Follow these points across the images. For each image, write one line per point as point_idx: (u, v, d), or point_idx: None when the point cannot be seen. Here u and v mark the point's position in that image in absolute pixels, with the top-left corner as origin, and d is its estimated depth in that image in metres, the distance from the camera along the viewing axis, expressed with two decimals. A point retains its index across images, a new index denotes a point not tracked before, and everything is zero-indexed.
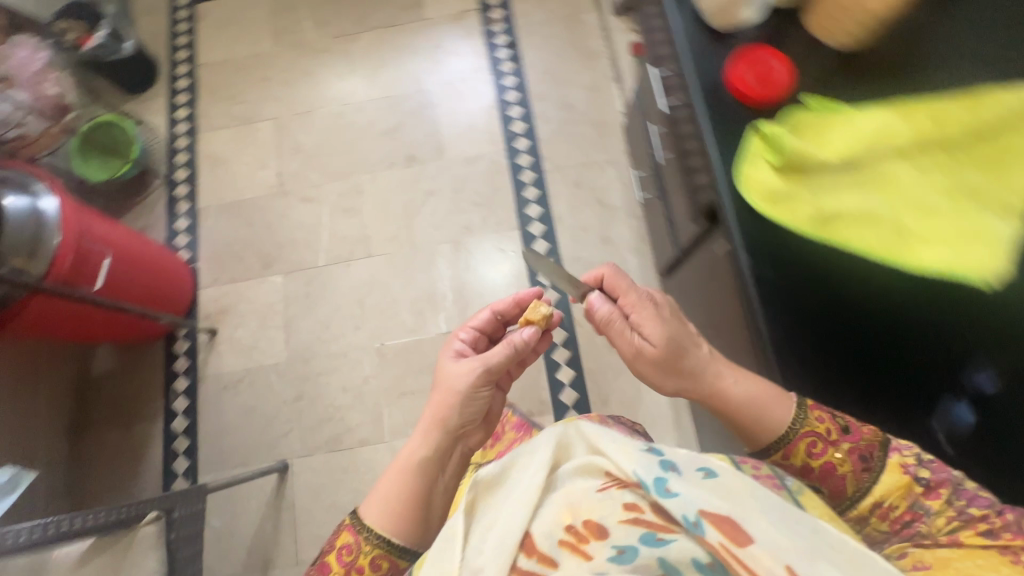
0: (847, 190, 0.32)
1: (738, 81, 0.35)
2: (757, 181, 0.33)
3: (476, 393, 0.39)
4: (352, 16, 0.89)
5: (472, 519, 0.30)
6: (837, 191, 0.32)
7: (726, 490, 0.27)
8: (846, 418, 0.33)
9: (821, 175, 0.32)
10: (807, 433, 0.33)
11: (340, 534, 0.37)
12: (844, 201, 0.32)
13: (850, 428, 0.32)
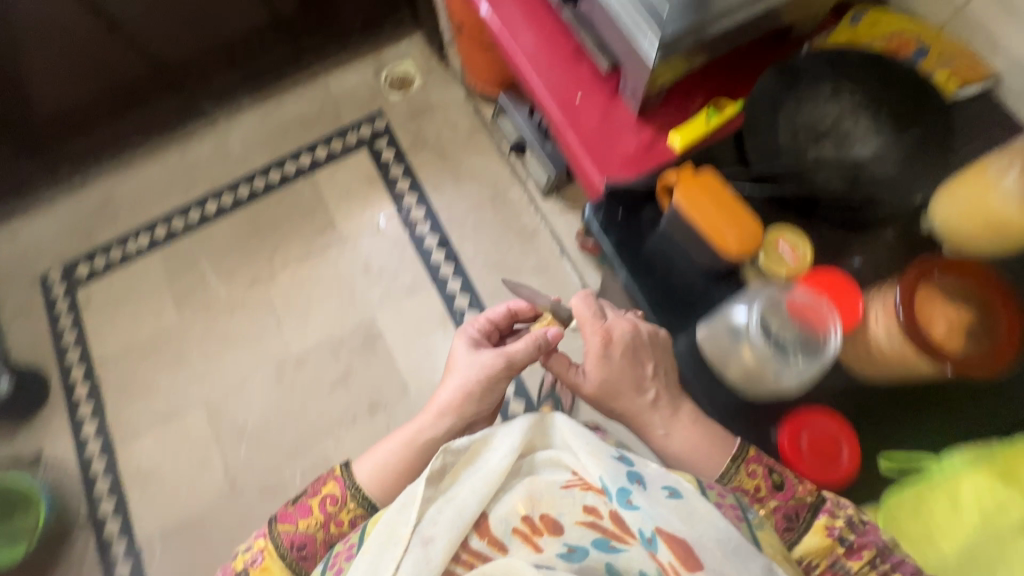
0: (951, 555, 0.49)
1: (789, 443, 0.53)
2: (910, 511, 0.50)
3: (490, 385, 0.56)
4: (245, 280, 1.04)
5: (451, 480, 0.44)
6: (945, 555, 0.49)
7: (686, 510, 0.42)
8: (783, 478, 0.51)
9: (938, 542, 0.49)
10: (739, 487, 0.51)
11: (327, 483, 0.54)
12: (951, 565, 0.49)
13: (784, 487, 0.50)
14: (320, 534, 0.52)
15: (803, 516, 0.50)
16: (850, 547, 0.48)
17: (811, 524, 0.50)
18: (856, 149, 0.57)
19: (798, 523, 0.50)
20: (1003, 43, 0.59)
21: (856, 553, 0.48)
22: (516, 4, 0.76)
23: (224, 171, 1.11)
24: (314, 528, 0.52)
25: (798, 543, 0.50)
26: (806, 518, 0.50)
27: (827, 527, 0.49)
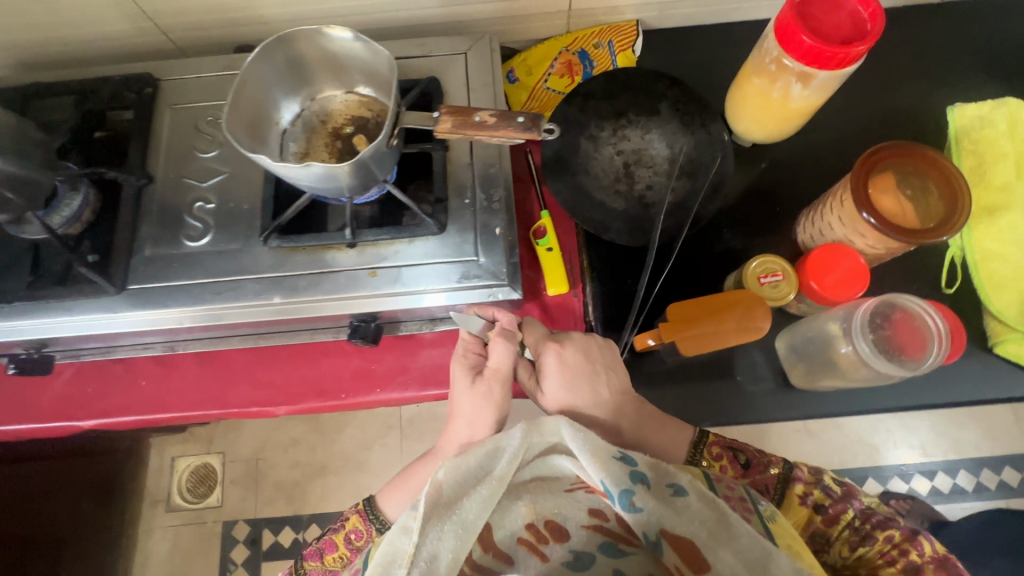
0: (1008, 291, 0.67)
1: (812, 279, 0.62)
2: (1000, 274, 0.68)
3: (489, 405, 0.59)
4: (348, 477, 1.50)
5: (453, 507, 0.49)
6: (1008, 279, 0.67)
7: (686, 508, 0.48)
8: (744, 454, 0.61)
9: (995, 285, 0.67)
10: (706, 466, 0.61)
11: (352, 518, 0.67)
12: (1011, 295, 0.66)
13: (748, 461, 0.61)
14: (342, 537, 0.66)
15: (745, 477, 0.60)
16: (822, 509, 0.57)
17: (781, 497, 0.59)
18: (653, 148, 0.77)
19: (761, 491, 0.60)
20: (632, 4, 0.79)
21: (830, 515, 0.57)
22: (291, 363, 0.77)
23: (286, 472, 1.52)
24: (338, 562, 0.66)
25: (761, 503, 0.59)
26: (775, 492, 0.59)
27: (799, 496, 0.58)
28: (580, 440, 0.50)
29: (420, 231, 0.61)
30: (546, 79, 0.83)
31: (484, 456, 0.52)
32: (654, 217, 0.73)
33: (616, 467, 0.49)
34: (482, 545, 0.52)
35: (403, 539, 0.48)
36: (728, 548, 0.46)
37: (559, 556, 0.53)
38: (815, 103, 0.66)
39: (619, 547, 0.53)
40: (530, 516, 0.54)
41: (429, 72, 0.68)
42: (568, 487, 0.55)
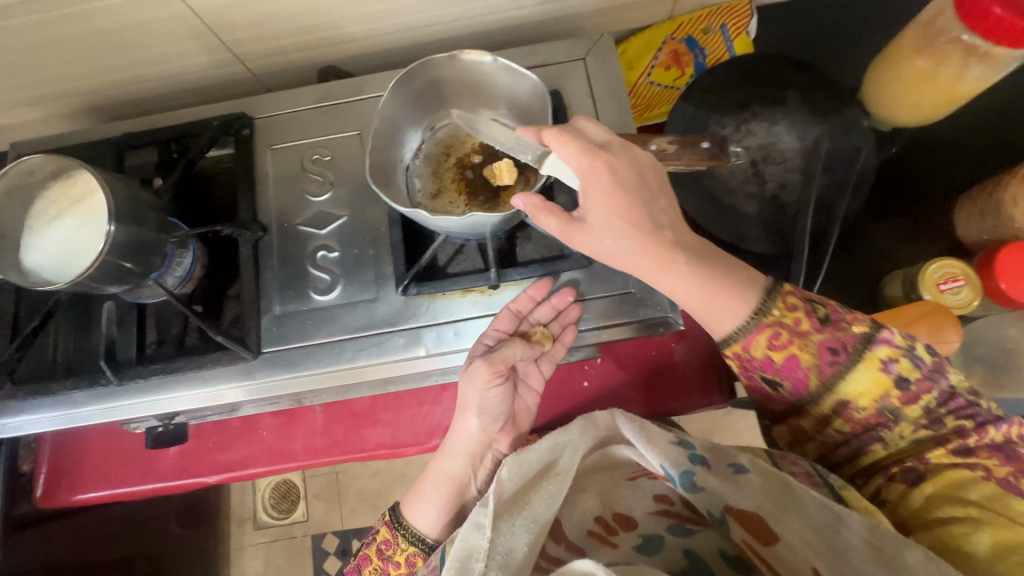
0: None
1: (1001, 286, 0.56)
2: None
3: (488, 389, 0.58)
4: None
5: (517, 503, 0.47)
6: None
7: (754, 486, 0.44)
8: (824, 310, 0.45)
9: None
10: (768, 329, 0.44)
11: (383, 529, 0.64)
12: None
13: (828, 319, 0.44)
14: (374, 550, 0.64)
15: (819, 333, 0.44)
16: (903, 382, 0.44)
17: (857, 360, 0.44)
18: (782, 141, 0.71)
19: (838, 350, 0.44)
20: None
21: (912, 391, 0.44)
22: (415, 404, 0.74)
23: (366, 481, 1.52)
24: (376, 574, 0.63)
25: (833, 364, 0.44)
26: (853, 353, 0.44)
27: (879, 358, 0.43)
28: (638, 424, 0.48)
29: (570, 266, 0.57)
30: (648, 74, 0.76)
31: (546, 448, 0.50)
32: (794, 219, 0.68)
33: (675, 448, 0.46)
34: (557, 540, 0.50)
35: (477, 535, 0.44)
36: (795, 518, 0.41)
37: (628, 541, 0.51)
38: (982, 84, 0.59)
39: (688, 526, 0.52)
40: (597, 509, 0.52)
41: (548, 84, 0.62)
42: (630, 478, 0.54)
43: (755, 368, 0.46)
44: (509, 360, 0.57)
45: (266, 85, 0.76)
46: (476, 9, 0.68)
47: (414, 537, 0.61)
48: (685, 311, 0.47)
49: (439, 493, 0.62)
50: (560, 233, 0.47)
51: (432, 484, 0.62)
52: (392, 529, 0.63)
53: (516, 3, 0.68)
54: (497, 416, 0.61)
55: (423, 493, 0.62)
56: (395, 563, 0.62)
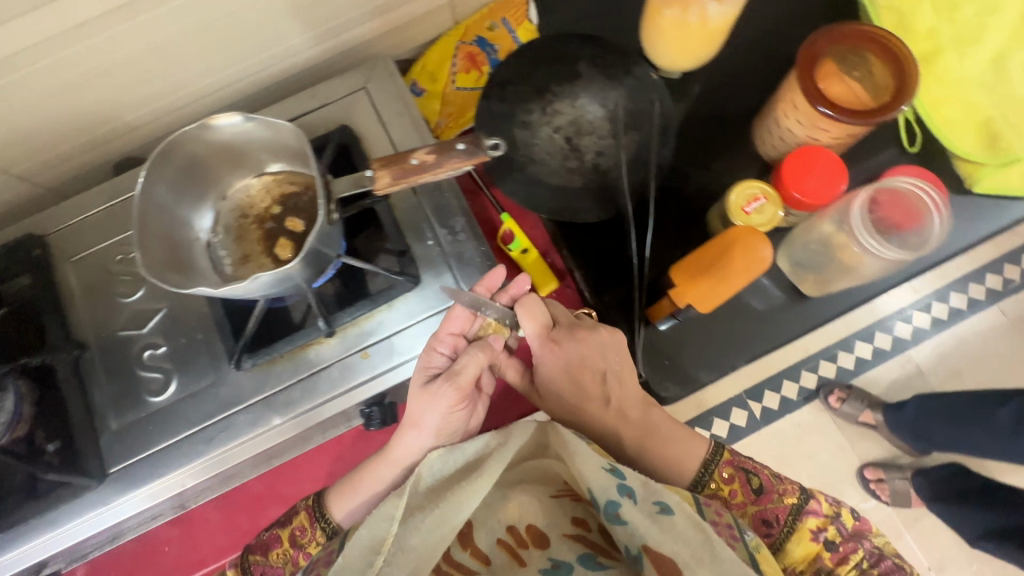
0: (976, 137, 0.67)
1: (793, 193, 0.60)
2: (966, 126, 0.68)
3: (451, 414, 0.52)
4: None
5: (437, 506, 0.44)
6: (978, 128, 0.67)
7: (671, 525, 0.42)
8: (761, 479, 0.56)
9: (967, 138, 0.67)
10: (712, 495, 0.56)
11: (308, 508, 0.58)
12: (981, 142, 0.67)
13: (762, 489, 0.55)
14: (288, 533, 0.57)
15: (754, 505, 0.55)
16: (832, 546, 0.52)
17: (791, 529, 0.53)
18: (587, 112, 0.73)
19: (770, 521, 0.54)
20: None
21: (839, 552, 0.52)
22: (312, 468, 0.71)
23: None
24: (284, 560, 0.56)
25: (767, 535, 0.54)
26: (783, 524, 0.54)
27: (810, 530, 0.53)
28: (568, 444, 0.47)
29: (397, 291, 0.56)
30: (452, 81, 0.78)
31: (482, 445, 0.48)
32: (615, 181, 0.71)
33: (607, 475, 0.44)
34: (464, 545, 0.47)
35: (382, 524, 0.43)
36: (710, 569, 0.41)
37: (536, 563, 0.46)
38: (730, 17, 0.63)
39: (599, 559, 0.46)
40: (514, 519, 0.48)
41: (336, 121, 0.62)
42: (553, 495, 0.50)
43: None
44: (469, 382, 0.51)
45: (68, 196, 0.73)
46: (251, 65, 0.67)
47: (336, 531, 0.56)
48: (586, 371, 0.57)
49: (369, 491, 0.56)
50: (534, 333, 0.56)
51: (365, 485, 0.56)
52: (314, 521, 0.57)
53: (290, 49, 0.67)
54: (454, 438, 0.55)
55: (354, 491, 0.56)
56: (302, 556, 0.56)
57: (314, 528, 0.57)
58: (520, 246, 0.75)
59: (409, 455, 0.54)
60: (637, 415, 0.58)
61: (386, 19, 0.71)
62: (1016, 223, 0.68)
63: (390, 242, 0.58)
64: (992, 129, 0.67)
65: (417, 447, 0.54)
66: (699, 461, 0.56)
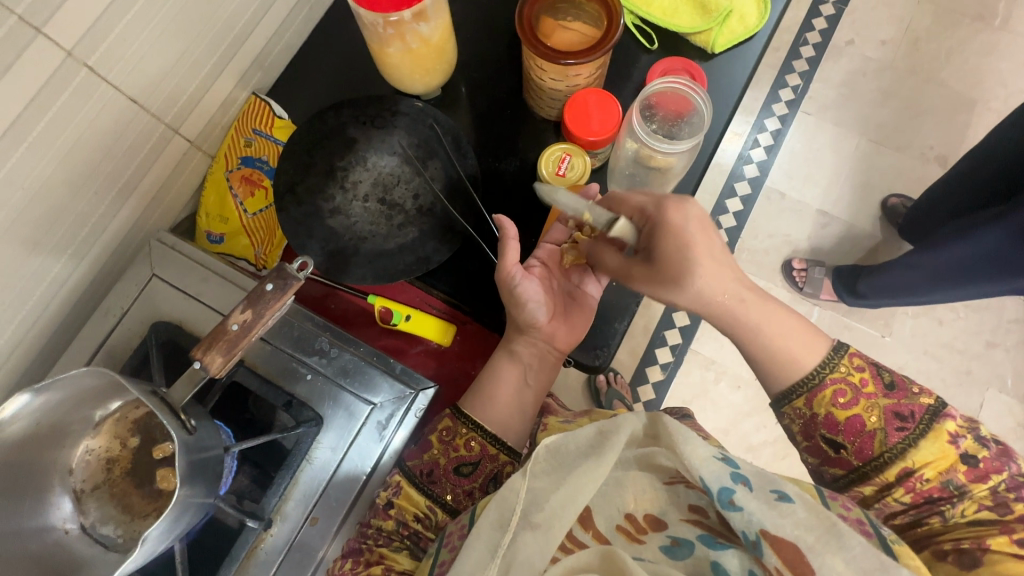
0: (689, 15, 0.76)
1: (586, 142, 0.65)
2: (675, 10, 0.76)
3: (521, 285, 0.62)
4: None
5: (555, 498, 0.45)
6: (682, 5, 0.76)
7: (791, 514, 0.41)
8: (891, 375, 0.52)
9: (682, 20, 0.76)
10: (836, 381, 0.52)
11: (445, 421, 0.56)
12: (694, 17, 0.76)
13: (895, 388, 0.51)
14: (435, 437, 0.54)
15: (886, 397, 0.51)
16: (969, 459, 0.48)
17: (927, 428, 0.49)
18: (382, 166, 0.72)
19: (905, 416, 0.50)
20: (232, 89, 0.71)
21: (980, 469, 0.47)
22: None
23: None
24: (437, 455, 0.53)
25: (898, 430, 0.49)
26: (920, 422, 0.49)
27: (948, 433, 0.48)
28: (678, 429, 0.46)
29: (308, 441, 0.53)
30: (244, 210, 0.74)
31: (592, 434, 0.49)
32: (446, 211, 0.71)
33: (716, 463, 0.43)
34: (585, 527, 0.48)
35: (508, 502, 0.46)
36: (839, 555, 0.40)
37: (656, 541, 0.47)
38: (445, 25, 0.64)
39: (718, 539, 0.46)
40: (632, 506, 0.49)
41: (147, 322, 0.57)
42: (666, 483, 0.50)
43: (819, 418, 0.52)
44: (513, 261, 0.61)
45: None
46: (24, 321, 0.59)
47: (487, 431, 0.54)
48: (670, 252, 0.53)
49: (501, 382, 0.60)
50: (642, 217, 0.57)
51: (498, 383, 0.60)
52: (456, 419, 0.55)
53: (55, 283, 0.60)
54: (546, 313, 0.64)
55: (494, 395, 0.58)
56: (455, 450, 0.53)
57: (456, 424, 0.55)
58: (401, 315, 0.72)
59: (528, 332, 0.64)
60: (738, 295, 0.54)
61: (139, 196, 0.65)
62: (760, 56, 0.77)
63: (272, 400, 0.55)
64: None
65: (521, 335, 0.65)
66: (828, 352, 0.53)
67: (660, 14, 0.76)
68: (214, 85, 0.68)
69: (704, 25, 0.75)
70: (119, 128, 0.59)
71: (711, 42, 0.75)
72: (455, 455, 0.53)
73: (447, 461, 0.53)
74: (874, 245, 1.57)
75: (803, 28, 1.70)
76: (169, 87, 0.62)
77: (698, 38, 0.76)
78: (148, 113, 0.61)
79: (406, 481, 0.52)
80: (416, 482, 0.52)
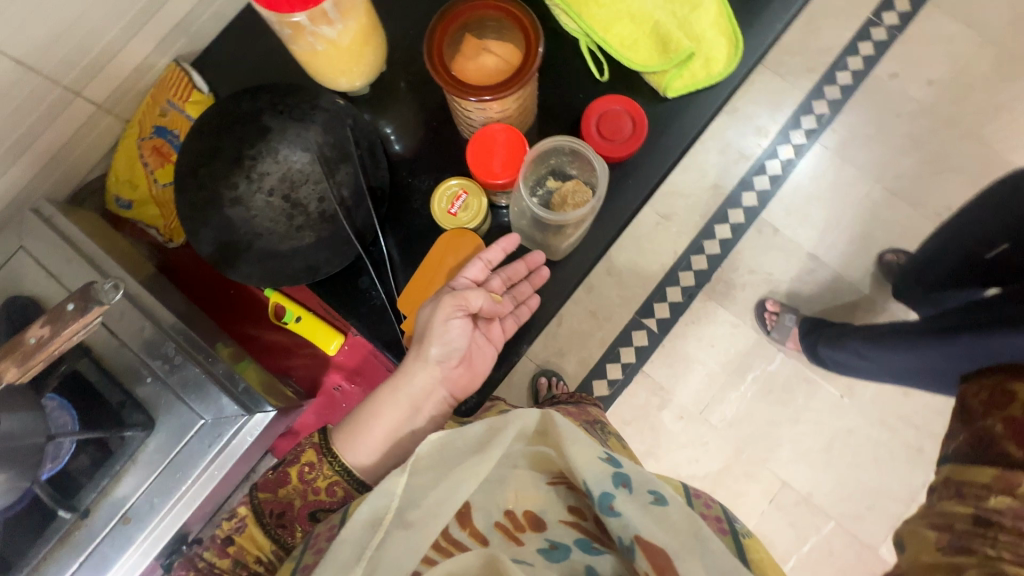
0: (648, 58, 0.68)
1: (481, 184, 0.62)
2: (631, 51, 0.68)
3: (445, 325, 0.57)
4: None
5: (431, 490, 0.46)
6: (641, 47, 0.68)
7: (663, 516, 0.45)
8: None
9: (638, 63, 0.68)
10: None
11: (307, 452, 0.56)
12: (653, 60, 0.68)
13: None
14: (294, 470, 0.55)
15: None
16: None
17: None
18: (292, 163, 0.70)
19: None
20: (149, 55, 0.68)
21: None
22: None
23: None
24: (292, 495, 0.54)
25: None
26: None
27: None
28: (571, 432, 0.47)
29: (133, 445, 0.54)
30: (154, 180, 0.73)
31: (482, 431, 0.47)
32: (342, 223, 0.68)
33: (600, 465, 0.47)
34: (461, 525, 0.49)
35: (382, 501, 0.44)
36: (699, 561, 0.43)
37: (534, 543, 0.50)
38: (360, 29, 0.59)
39: (595, 544, 0.50)
40: (512, 503, 0.51)
41: (5, 295, 0.57)
42: (548, 482, 0.53)
43: None
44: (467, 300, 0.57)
45: None
46: None
47: (353, 480, 0.55)
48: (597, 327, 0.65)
49: (380, 425, 0.57)
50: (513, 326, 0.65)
51: (379, 424, 0.57)
52: (320, 455, 0.56)
53: None
54: (455, 352, 0.59)
55: (367, 427, 0.56)
56: (314, 494, 0.55)
57: (322, 464, 0.56)
58: (293, 315, 0.73)
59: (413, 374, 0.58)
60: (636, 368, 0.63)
61: (34, 156, 0.64)
62: (722, 107, 0.70)
63: (109, 396, 0.55)
64: (657, 39, 0.68)
65: (431, 363, 0.58)
66: None
67: (615, 55, 0.68)
68: (124, 49, 0.65)
69: (661, 72, 0.68)
70: (6, 91, 0.57)
71: (668, 90, 0.68)
72: (314, 500, 0.54)
73: (301, 505, 0.54)
74: (857, 301, 1.45)
75: (846, 51, 1.52)
76: (66, 51, 0.60)
77: (654, 86, 0.69)
78: (41, 76, 0.59)
79: (251, 517, 0.53)
80: (261, 521, 0.53)
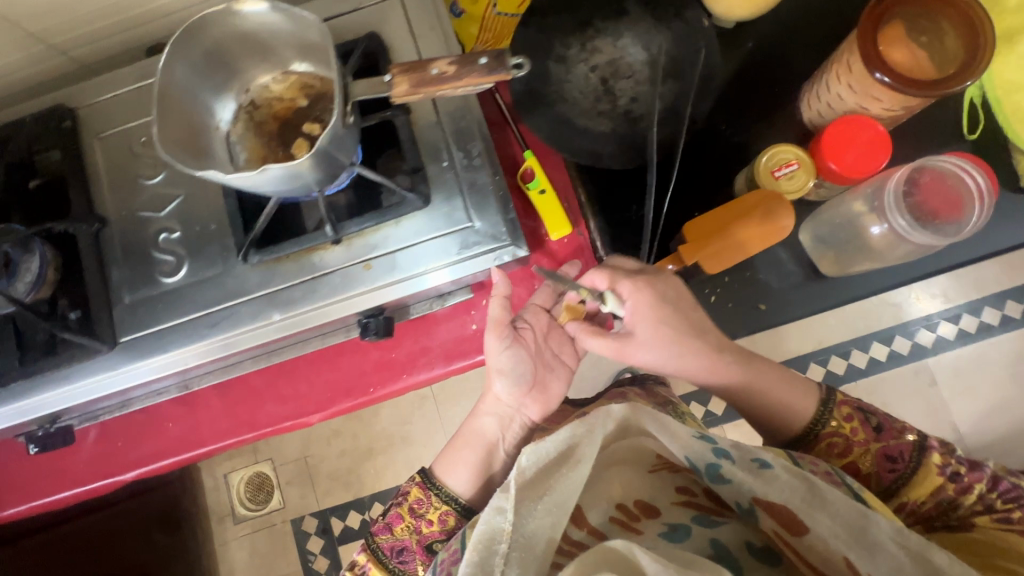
0: None
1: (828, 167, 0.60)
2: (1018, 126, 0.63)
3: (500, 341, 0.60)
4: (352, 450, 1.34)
5: (536, 502, 0.40)
6: None
7: (773, 477, 0.41)
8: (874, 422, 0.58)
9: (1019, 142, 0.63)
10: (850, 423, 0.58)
11: (414, 488, 0.62)
12: None
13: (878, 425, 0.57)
14: (405, 507, 0.61)
15: (877, 441, 0.56)
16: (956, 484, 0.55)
17: (914, 466, 0.55)
18: (629, 53, 0.70)
19: (893, 456, 0.56)
20: None
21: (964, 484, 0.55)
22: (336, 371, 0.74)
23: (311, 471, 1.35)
24: (407, 534, 0.60)
25: (891, 470, 0.55)
26: (907, 459, 0.55)
27: (937, 466, 0.55)
28: (655, 419, 0.42)
29: (405, 208, 0.57)
30: (494, 4, 0.75)
31: (567, 443, 0.42)
32: (647, 130, 0.67)
33: (697, 443, 0.41)
34: (579, 527, 0.43)
35: (497, 516, 0.40)
36: (825, 514, 0.40)
37: (654, 529, 0.43)
38: None
39: (713, 517, 0.45)
40: (619, 497, 0.45)
41: (368, 28, 0.61)
42: (649, 470, 0.47)
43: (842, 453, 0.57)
44: (502, 318, 0.60)
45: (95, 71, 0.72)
46: None
47: (458, 503, 0.60)
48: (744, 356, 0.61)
49: (471, 447, 0.62)
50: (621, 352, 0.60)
51: (456, 451, 0.63)
52: (426, 489, 0.61)
53: None
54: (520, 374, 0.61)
55: (451, 461, 0.62)
56: (427, 520, 0.60)
57: (428, 497, 0.61)
58: (538, 186, 0.69)
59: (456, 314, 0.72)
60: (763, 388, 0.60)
61: None
62: None
63: (405, 158, 0.58)
64: None
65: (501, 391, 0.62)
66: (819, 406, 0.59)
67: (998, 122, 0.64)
68: None
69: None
70: None
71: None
72: (427, 531, 0.60)
73: (417, 536, 0.60)
74: None
75: None
76: None
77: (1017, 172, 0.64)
78: None
79: (375, 563, 0.59)
80: (388, 564, 0.59)
